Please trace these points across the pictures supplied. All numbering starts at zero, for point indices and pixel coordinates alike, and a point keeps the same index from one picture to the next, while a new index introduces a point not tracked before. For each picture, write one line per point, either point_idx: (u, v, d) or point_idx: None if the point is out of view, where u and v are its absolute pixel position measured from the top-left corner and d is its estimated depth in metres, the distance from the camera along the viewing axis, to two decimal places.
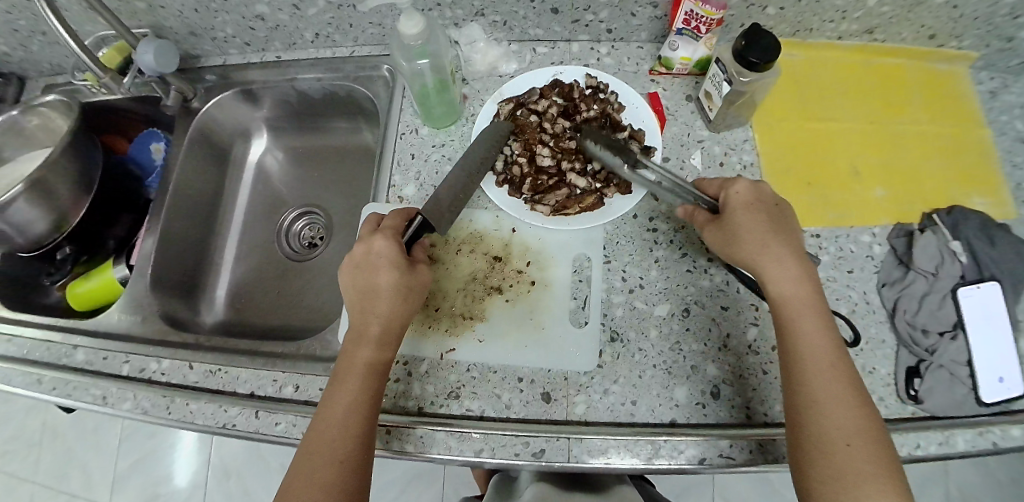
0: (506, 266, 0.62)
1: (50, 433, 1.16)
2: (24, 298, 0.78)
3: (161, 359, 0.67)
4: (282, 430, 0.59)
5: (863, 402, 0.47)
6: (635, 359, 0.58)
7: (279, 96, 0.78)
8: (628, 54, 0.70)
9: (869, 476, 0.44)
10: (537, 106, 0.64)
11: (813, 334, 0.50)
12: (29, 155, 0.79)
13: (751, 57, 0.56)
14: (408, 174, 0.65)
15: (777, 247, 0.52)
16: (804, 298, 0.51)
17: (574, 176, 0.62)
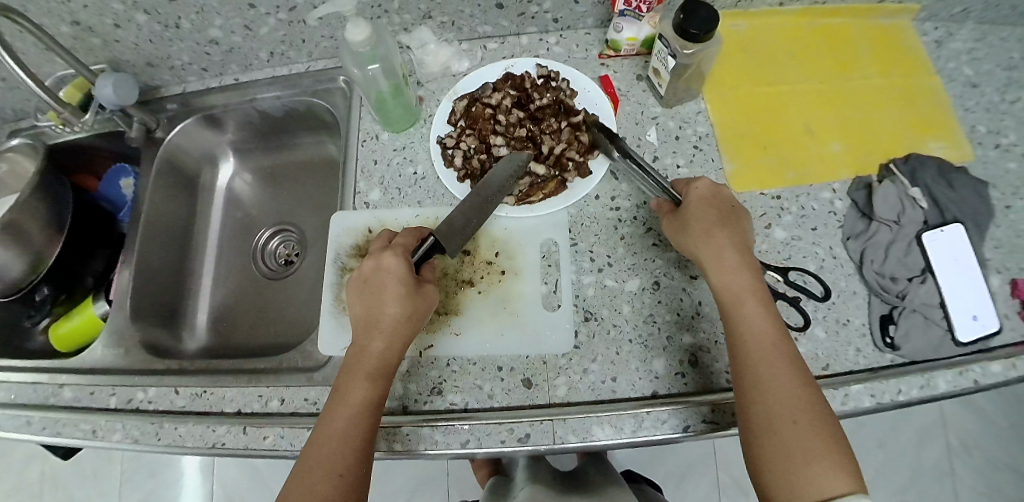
0: (476, 259, 0.62)
1: (49, 485, 1.15)
2: (6, 344, 0.77)
3: (147, 387, 0.67)
4: (271, 444, 0.60)
5: (804, 380, 0.48)
6: (612, 336, 0.59)
7: (243, 118, 0.79)
8: (577, 42, 0.71)
9: (814, 450, 0.45)
10: (491, 99, 0.65)
11: (751, 319, 0.51)
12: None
13: (692, 29, 0.57)
14: (373, 180, 0.66)
15: (713, 234, 0.54)
16: (746, 284, 0.52)
17: (532, 164, 0.62)
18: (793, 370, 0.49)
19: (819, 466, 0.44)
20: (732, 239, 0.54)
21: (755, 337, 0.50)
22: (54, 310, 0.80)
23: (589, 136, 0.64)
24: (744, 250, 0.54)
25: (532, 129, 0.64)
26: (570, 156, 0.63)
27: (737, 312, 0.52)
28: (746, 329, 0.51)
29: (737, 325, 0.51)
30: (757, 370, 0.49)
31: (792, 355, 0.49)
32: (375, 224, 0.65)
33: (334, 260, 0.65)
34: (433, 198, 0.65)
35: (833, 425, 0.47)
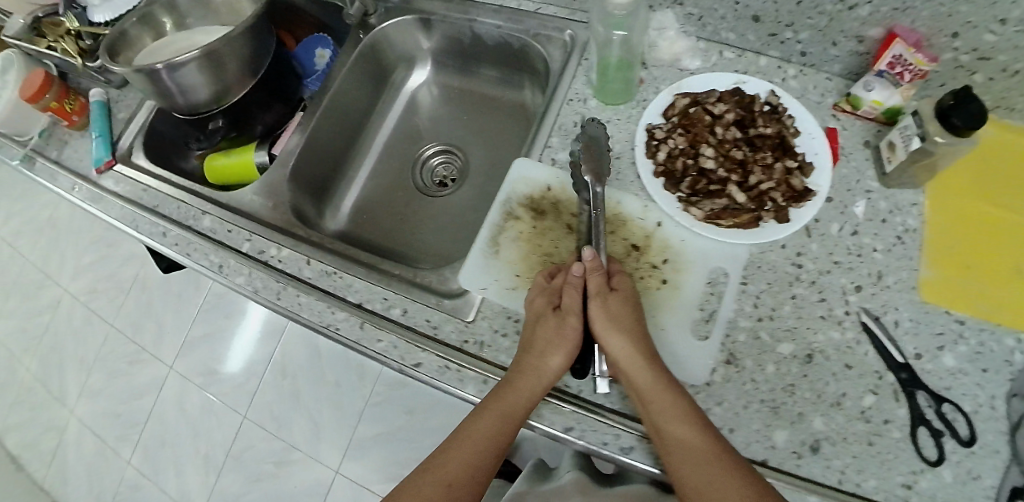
0: (642, 256, 0.61)
1: (139, 285, 1.32)
2: (167, 156, 0.85)
3: (281, 247, 0.69)
4: (382, 349, 0.60)
5: (737, 471, 0.47)
6: (744, 388, 0.57)
7: (452, 33, 0.80)
8: (816, 83, 0.67)
9: None
10: (715, 107, 0.63)
11: (669, 425, 0.50)
12: (205, 29, 0.80)
13: (954, 119, 0.52)
14: (567, 140, 0.66)
15: (632, 346, 0.52)
16: (659, 391, 0.51)
17: (735, 188, 0.60)
18: (727, 465, 0.48)
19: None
20: (641, 354, 0.52)
21: (686, 434, 0.49)
22: (223, 143, 0.85)
23: (798, 185, 0.60)
24: (642, 334, 0.53)
25: (747, 154, 0.61)
26: (773, 196, 0.60)
27: (661, 422, 0.50)
28: (672, 428, 0.49)
29: (663, 424, 0.50)
30: (690, 472, 0.48)
31: (717, 441, 0.49)
32: (555, 185, 0.64)
33: (503, 202, 0.65)
34: (621, 183, 0.63)
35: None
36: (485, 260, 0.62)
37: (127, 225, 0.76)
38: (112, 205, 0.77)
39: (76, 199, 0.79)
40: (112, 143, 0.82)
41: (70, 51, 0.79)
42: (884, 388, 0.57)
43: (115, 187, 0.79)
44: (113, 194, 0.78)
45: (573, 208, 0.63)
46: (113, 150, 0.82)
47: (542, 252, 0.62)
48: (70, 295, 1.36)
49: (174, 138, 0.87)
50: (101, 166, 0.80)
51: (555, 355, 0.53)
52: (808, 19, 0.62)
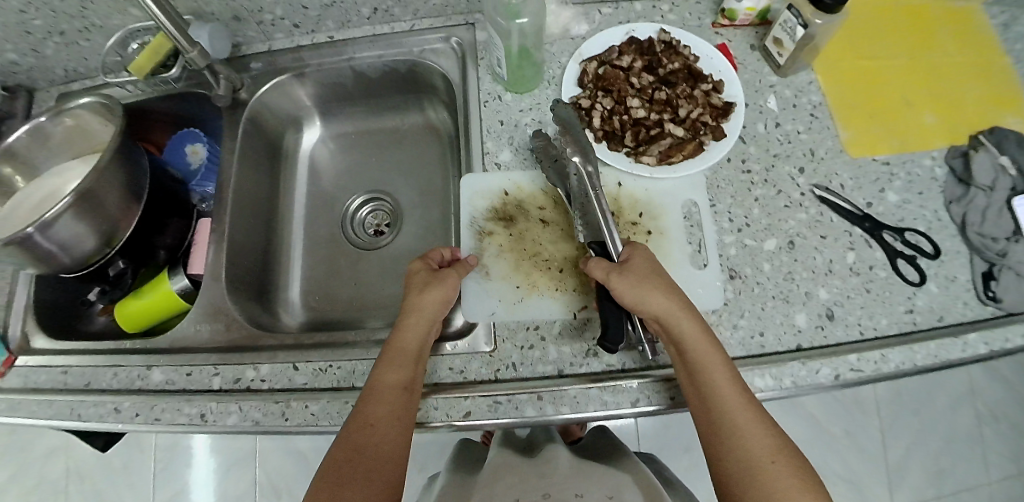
0: (620, 219, 0.63)
1: (76, 476, 1.11)
2: (67, 327, 0.74)
3: (258, 365, 0.61)
4: (423, 416, 0.55)
5: (769, 424, 0.50)
6: (756, 292, 0.61)
7: (334, 78, 0.75)
8: (689, 10, 0.72)
9: (795, 488, 0.47)
10: (621, 61, 0.65)
11: (718, 383, 0.50)
12: (55, 171, 0.72)
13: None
14: (501, 140, 0.65)
15: (673, 306, 0.52)
16: (709, 355, 0.51)
17: (672, 125, 0.63)
18: (756, 414, 0.50)
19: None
20: (682, 314, 0.52)
21: (723, 389, 0.50)
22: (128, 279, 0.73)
23: (716, 102, 0.65)
24: (677, 296, 0.53)
25: (667, 91, 0.64)
26: (703, 119, 0.64)
27: (699, 375, 0.51)
28: (712, 380, 0.50)
29: (704, 376, 0.51)
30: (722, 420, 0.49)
31: (746, 391, 0.51)
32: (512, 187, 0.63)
33: (470, 222, 0.63)
34: None
35: (800, 461, 0.49)
36: (478, 285, 0.60)
37: (68, 421, 0.63)
38: (33, 404, 0.65)
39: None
40: (2, 336, 0.70)
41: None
42: (857, 241, 0.64)
43: (32, 381, 0.67)
44: (32, 392, 0.65)
45: (537, 201, 0.63)
46: (7, 343, 0.70)
47: (528, 254, 0.61)
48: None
49: (70, 303, 0.75)
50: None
51: (432, 294, 0.56)
52: None
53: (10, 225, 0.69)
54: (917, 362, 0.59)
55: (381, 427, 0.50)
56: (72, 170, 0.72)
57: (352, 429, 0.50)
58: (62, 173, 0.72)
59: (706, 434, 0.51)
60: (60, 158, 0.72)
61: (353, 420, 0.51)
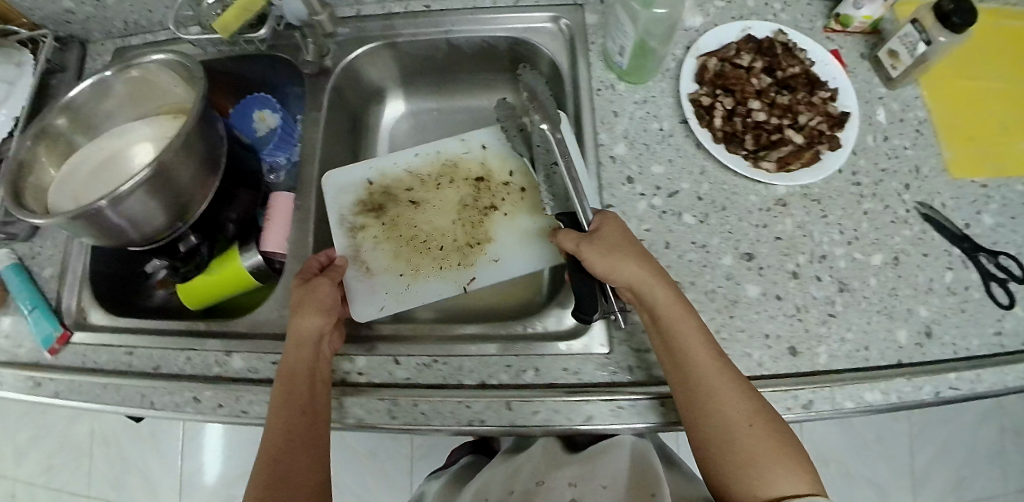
0: (498, 183, 0.69)
1: (100, 440, 1.11)
2: (127, 301, 0.71)
3: (355, 357, 0.58)
4: (543, 420, 0.53)
5: (746, 388, 0.50)
6: (861, 306, 0.61)
7: (422, 51, 0.70)
8: (802, 11, 0.70)
9: (765, 452, 0.48)
10: (742, 60, 0.63)
11: (693, 350, 0.50)
12: (115, 131, 0.68)
13: (953, 18, 0.59)
14: (616, 132, 0.62)
15: (640, 275, 0.52)
16: (682, 322, 0.51)
17: (792, 132, 0.61)
18: (729, 379, 0.50)
19: (788, 470, 0.48)
20: (653, 282, 0.52)
21: (693, 355, 0.50)
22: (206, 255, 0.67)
23: (829, 110, 0.64)
24: (651, 264, 0.53)
25: (787, 96, 0.63)
26: (819, 128, 0.63)
27: (673, 342, 0.51)
28: (684, 347, 0.51)
29: (675, 342, 0.51)
30: (700, 385, 0.49)
31: (717, 356, 0.51)
32: (628, 183, 0.60)
33: (339, 221, 0.67)
34: (683, 157, 0.61)
35: (777, 423, 0.50)
36: (365, 283, 0.64)
37: (141, 409, 0.60)
38: (105, 387, 0.62)
39: (64, 403, 0.63)
40: (55, 310, 0.66)
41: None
42: (955, 261, 0.64)
43: (100, 362, 0.64)
44: (101, 375, 0.62)
45: (402, 184, 0.69)
46: (59, 317, 0.66)
47: (406, 237, 0.67)
48: (21, 479, 1.12)
49: (128, 273, 0.72)
50: (54, 343, 0.64)
51: (312, 315, 0.55)
52: None
53: (64, 192, 0.64)
54: (1010, 385, 0.60)
55: (285, 433, 0.50)
56: (135, 131, 0.68)
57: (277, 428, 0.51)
58: (125, 135, 0.68)
59: (682, 405, 0.51)
60: (118, 117, 0.68)
61: (273, 420, 0.51)
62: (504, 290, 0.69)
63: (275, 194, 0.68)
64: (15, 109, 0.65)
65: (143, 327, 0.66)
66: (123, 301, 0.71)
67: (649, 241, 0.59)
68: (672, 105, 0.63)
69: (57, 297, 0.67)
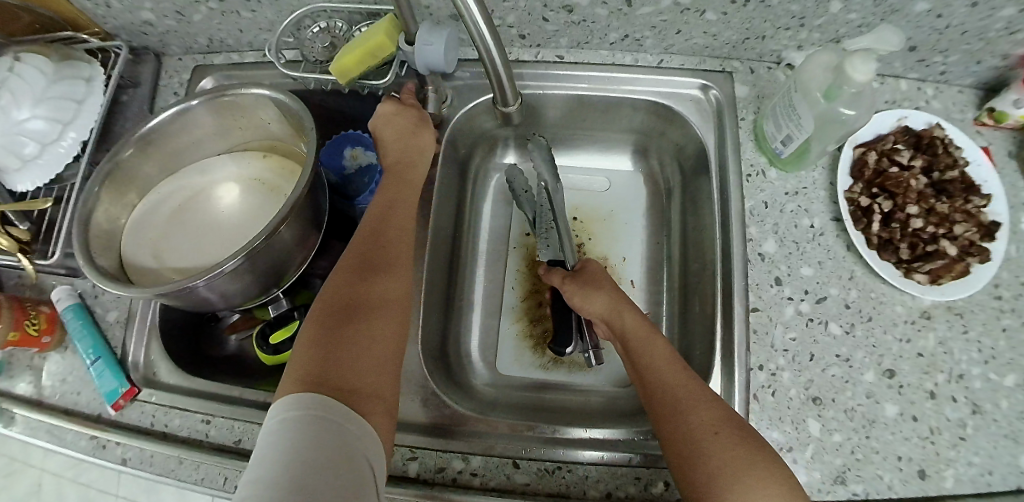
0: None
1: None
2: (201, 355, 0.67)
3: (468, 455, 0.53)
4: None
5: (716, 401, 0.44)
6: (991, 430, 0.56)
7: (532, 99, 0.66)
8: (952, 100, 0.65)
9: (733, 463, 0.39)
10: (901, 157, 0.59)
11: (654, 362, 0.48)
12: (196, 166, 0.62)
13: None
14: (766, 226, 0.59)
15: (614, 302, 0.55)
16: (649, 341, 0.50)
17: (947, 243, 0.57)
18: (696, 390, 0.45)
19: (756, 493, 0.38)
20: (621, 302, 0.54)
21: (658, 367, 0.48)
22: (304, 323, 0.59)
23: (983, 219, 0.58)
24: (620, 295, 0.56)
25: (945, 201, 0.58)
26: (971, 239, 0.57)
27: (638, 360, 0.49)
28: (646, 363, 0.49)
29: (638, 360, 0.50)
30: (663, 397, 0.45)
31: (686, 371, 0.47)
32: (776, 284, 0.58)
33: (542, 366, 0.65)
34: (834, 260, 0.59)
35: (760, 445, 0.41)
36: (591, 375, 0.64)
37: (222, 493, 0.55)
38: (180, 462, 0.57)
39: (133, 472, 0.58)
40: (121, 362, 0.62)
41: (5, 246, 0.60)
42: None
43: (172, 427, 0.59)
44: (175, 447, 0.57)
45: (533, 304, 0.68)
46: (124, 370, 0.61)
47: None
48: (49, 473, 1.10)
49: (201, 318, 0.69)
50: (119, 399, 0.59)
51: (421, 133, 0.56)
52: (964, 45, 0.58)
53: (140, 238, 0.57)
54: None
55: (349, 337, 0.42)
56: (219, 167, 0.62)
57: (345, 266, 0.47)
58: (208, 174, 0.62)
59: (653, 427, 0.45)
60: (200, 154, 0.62)
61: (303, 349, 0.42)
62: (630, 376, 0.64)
63: None
64: (82, 131, 0.62)
65: (211, 390, 0.60)
66: (195, 349, 0.67)
67: (794, 352, 0.56)
68: (825, 200, 0.61)
69: (123, 346, 0.63)
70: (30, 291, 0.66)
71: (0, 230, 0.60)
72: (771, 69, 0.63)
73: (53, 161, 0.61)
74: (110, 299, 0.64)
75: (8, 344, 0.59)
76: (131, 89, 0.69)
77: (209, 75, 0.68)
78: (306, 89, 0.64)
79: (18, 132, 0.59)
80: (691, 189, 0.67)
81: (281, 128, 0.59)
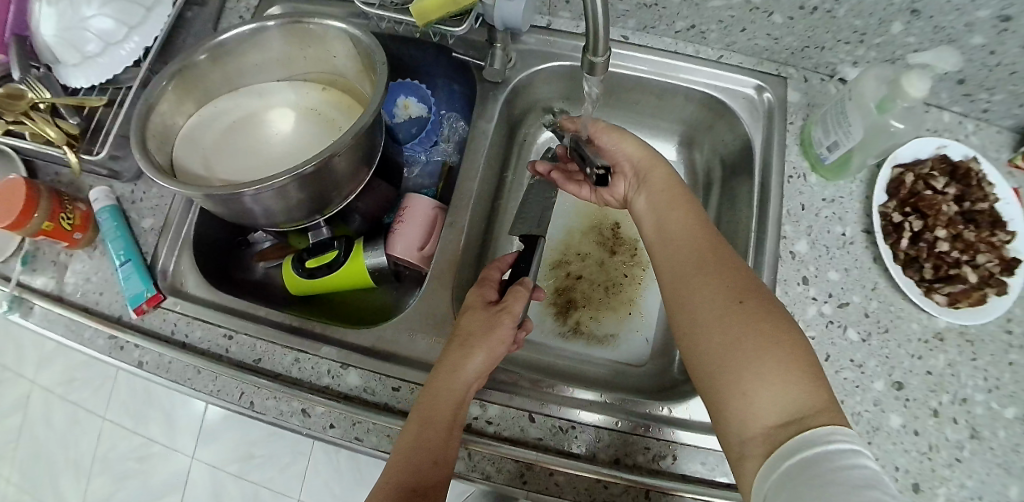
0: (599, 224, 0.72)
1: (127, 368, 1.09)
2: (231, 276, 0.68)
3: (486, 403, 0.55)
4: None
5: (741, 274, 0.45)
6: (987, 456, 0.56)
7: None
8: (990, 139, 0.67)
9: (749, 329, 0.41)
10: (937, 183, 0.61)
11: (681, 227, 0.50)
12: (255, 88, 0.63)
13: None
14: (800, 227, 0.61)
15: (647, 155, 0.56)
16: (674, 208, 0.52)
17: (968, 268, 0.58)
18: (724, 262, 0.46)
19: (768, 362, 0.40)
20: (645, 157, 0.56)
21: (687, 236, 0.50)
22: (340, 256, 0.61)
23: (1005, 254, 0.59)
24: (652, 154, 0.56)
25: (973, 229, 0.60)
26: (991, 270, 0.58)
27: (667, 223, 0.52)
28: (674, 228, 0.51)
29: (665, 224, 0.52)
30: (685, 264, 0.48)
31: (716, 241, 0.49)
32: (803, 283, 0.60)
33: (560, 334, 0.67)
34: (859, 269, 0.61)
35: (783, 320, 0.42)
36: (608, 351, 0.65)
37: (237, 407, 0.56)
38: (197, 372, 0.57)
39: (147, 376, 0.58)
40: (150, 268, 0.62)
41: (52, 138, 0.60)
42: None
43: (193, 338, 0.59)
44: (194, 357, 0.57)
45: (559, 273, 0.70)
46: (151, 276, 0.61)
47: (603, 298, 0.68)
48: (40, 386, 1.10)
49: (231, 241, 0.70)
50: (143, 304, 0.59)
51: (476, 353, 0.49)
52: (1011, 85, 0.60)
53: (191, 147, 0.58)
54: None
55: (420, 450, 0.45)
56: (277, 92, 0.63)
57: (421, 405, 0.48)
58: (266, 97, 0.62)
59: (672, 288, 0.48)
60: (261, 77, 0.63)
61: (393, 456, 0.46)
62: (644, 357, 0.65)
63: (413, 195, 0.63)
64: (147, 38, 0.62)
65: (236, 308, 0.60)
66: (225, 270, 0.68)
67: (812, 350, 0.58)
68: (859, 211, 0.63)
69: (152, 254, 0.63)
70: (69, 187, 0.67)
71: (51, 122, 0.60)
72: (824, 81, 0.66)
73: (112, 63, 0.61)
74: (149, 206, 0.65)
75: (41, 232, 0.59)
76: (199, 7, 0.70)
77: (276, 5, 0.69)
78: (376, 29, 0.65)
79: (86, 27, 0.60)
80: (728, 186, 0.69)
81: (347, 63, 0.60)
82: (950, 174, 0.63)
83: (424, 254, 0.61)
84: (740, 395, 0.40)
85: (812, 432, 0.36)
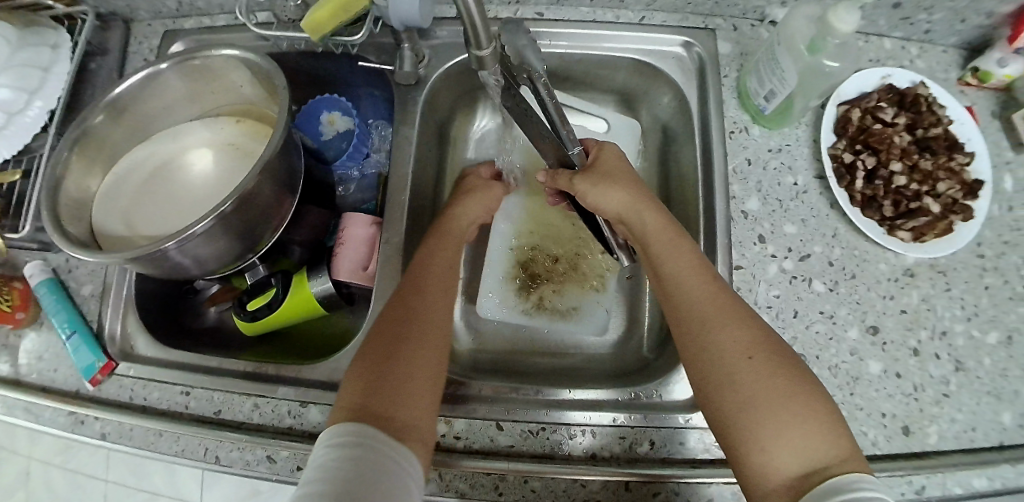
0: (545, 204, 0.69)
1: None
2: (181, 328, 0.67)
3: (451, 419, 0.53)
4: None
5: (747, 322, 0.45)
6: (975, 387, 0.54)
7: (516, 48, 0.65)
8: (937, 60, 0.64)
9: (764, 385, 0.41)
10: (885, 114, 0.58)
11: (682, 273, 0.49)
12: (167, 133, 0.60)
13: None
14: (749, 186, 0.59)
15: (631, 198, 0.54)
16: (669, 243, 0.51)
17: (931, 200, 0.56)
18: (729, 310, 0.46)
19: (786, 415, 0.40)
20: (640, 198, 0.54)
21: (685, 279, 0.49)
22: (280, 292, 0.59)
23: (966, 178, 0.57)
24: (638, 190, 0.55)
25: (930, 156, 0.57)
26: (954, 197, 0.56)
27: (665, 269, 0.51)
28: (674, 273, 0.50)
29: (662, 267, 0.51)
30: (693, 314, 0.47)
31: (718, 286, 0.48)
32: (760, 242, 0.58)
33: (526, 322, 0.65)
34: (818, 218, 0.59)
35: (793, 369, 0.43)
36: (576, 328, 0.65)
37: (203, 463, 0.54)
38: (160, 435, 0.56)
39: (112, 447, 0.57)
40: (98, 336, 0.61)
41: None
42: None
43: (151, 400, 0.58)
44: (154, 420, 0.56)
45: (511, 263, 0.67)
46: (100, 344, 0.60)
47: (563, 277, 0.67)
48: (37, 460, 1.10)
49: (177, 291, 0.68)
50: (97, 374, 0.58)
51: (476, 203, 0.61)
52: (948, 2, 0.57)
53: (108, 207, 0.56)
54: None
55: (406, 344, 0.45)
56: (190, 134, 0.61)
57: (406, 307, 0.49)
58: (180, 141, 0.60)
59: (682, 341, 0.47)
60: (170, 121, 0.60)
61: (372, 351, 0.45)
62: (609, 328, 0.64)
63: (349, 215, 0.61)
64: (50, 101, 0.60)
65: (188, 362, 0.59)
66: (175, 323, 0.67)
67: (779, 308, 0.56)
68: (810, 157, 0.60)
69: (98, 320, 0.61)
70: (3, 267, 0.65)
71: None
72: (753, 26, 0.63)
73: (19, 132, 0.58)
74: (89, 272, 0.64)
75: None
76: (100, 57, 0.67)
77: (178, 41, 0.68)
78: (278, 51, 0.63)
79: None
80: (673, 150, 0.67)
81: (255, 91, 0.57)
82: (900, 101, 0.60)
83: (370, 273, 0.60)
84: (759, 453, 0.40)
85: (834, 481, 0.36)
